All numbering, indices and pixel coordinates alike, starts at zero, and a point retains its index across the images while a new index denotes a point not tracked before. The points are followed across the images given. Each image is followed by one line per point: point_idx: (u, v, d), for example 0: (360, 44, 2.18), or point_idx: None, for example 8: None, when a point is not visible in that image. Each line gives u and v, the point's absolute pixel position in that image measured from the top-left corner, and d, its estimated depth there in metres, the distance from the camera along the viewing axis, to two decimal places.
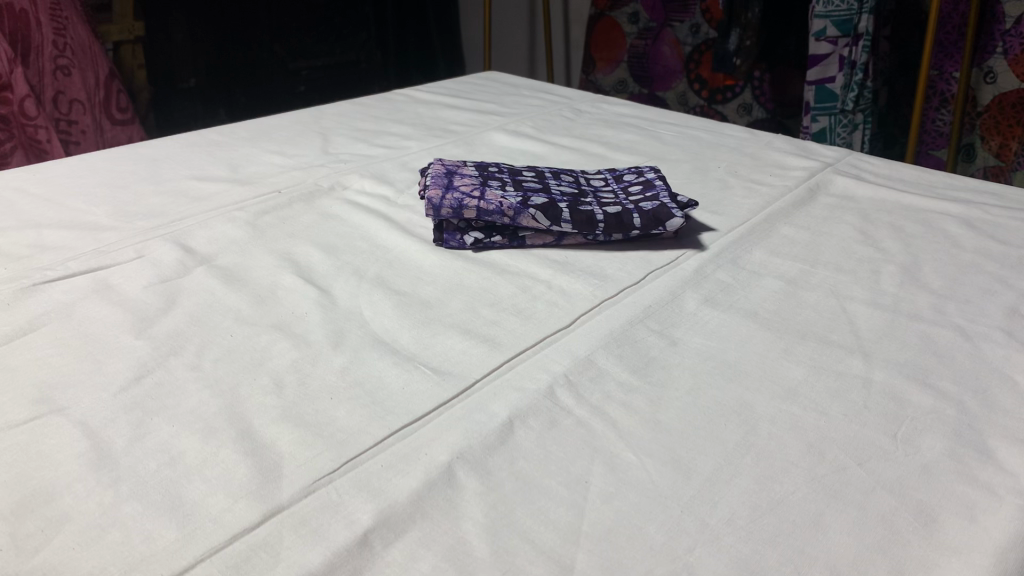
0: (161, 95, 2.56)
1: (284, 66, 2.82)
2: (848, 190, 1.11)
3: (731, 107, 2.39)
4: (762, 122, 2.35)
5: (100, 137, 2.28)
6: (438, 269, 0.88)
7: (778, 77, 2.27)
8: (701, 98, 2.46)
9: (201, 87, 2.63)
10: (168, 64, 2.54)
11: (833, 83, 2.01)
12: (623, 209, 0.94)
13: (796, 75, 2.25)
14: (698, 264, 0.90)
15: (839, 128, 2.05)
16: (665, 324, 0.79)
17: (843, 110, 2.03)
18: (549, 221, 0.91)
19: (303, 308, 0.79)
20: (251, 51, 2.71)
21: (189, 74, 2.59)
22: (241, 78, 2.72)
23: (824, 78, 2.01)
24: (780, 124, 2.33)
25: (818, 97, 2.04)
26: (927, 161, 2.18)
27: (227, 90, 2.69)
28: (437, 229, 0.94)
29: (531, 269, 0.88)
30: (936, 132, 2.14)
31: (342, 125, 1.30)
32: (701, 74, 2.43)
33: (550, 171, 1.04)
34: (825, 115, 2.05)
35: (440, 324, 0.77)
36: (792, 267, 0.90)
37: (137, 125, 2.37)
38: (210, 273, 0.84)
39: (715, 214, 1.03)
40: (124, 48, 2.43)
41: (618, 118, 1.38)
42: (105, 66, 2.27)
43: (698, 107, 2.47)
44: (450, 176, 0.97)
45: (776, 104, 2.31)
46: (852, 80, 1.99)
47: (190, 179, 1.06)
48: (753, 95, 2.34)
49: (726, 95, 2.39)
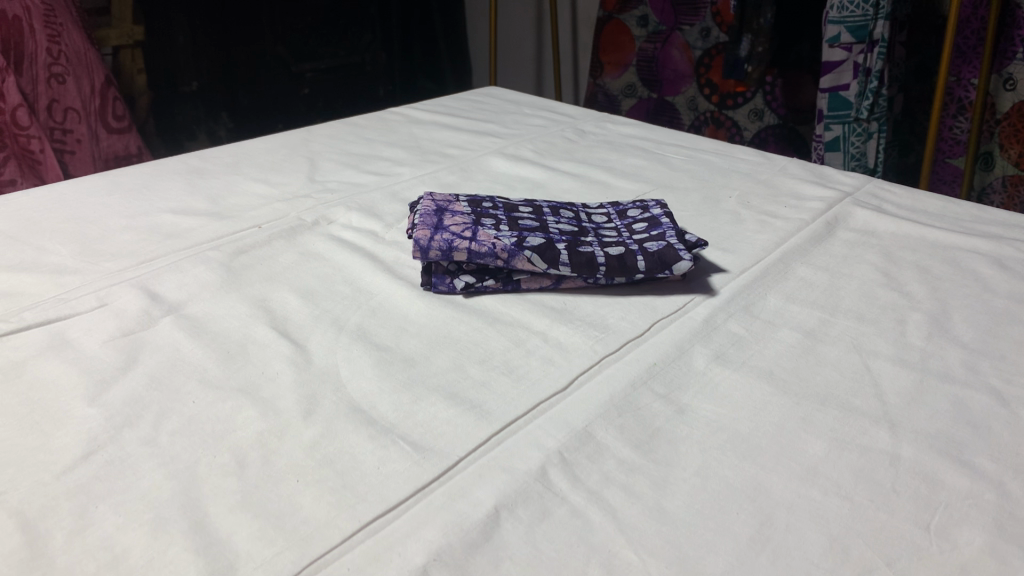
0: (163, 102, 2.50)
1: (288, 69, 2.76)
2: (868, 224, 1.03)
3: (742, 113, 2.32)
4: (774, 128, 2.27)
5: (95, 146, 2.21)
6: (424, 319, 0.81)
7: (790, 83, 2.19)
8: (712, 103, 2.37)
9: (203, 91, 2.53)
10: (168, 67, 2.46)
11: (847, 91, 1.93)
12: (626, 251, 0.87)
13: (809, 81, 2.17)
14: (708, 313, 0.83)
15: (854, 136, 1.97)
16: (671, 386, 0.71)
17: (858, 119, 1.95)
18: (546, 264, 0.84)
19: (274, 368, 0.72)
20: (252, 53, 2.64)
21: (191, 79, 2.50)
22: (243, 82, 2.65)
23: (837, 86, 1.93)
24: (793, 131, 2.25)
25: (831, 105, 1.97)
26: (944, 169, 2.10)
27: (230, 94, 2.62)
28: (425, 271, 0.87)
29: (526, 319, 0.81)
30: (953, 140, 2.06)
31: (332, 149, 1.23)
32: (712, 79, 2.35)
33: (549, 205, 0.97)
34: (838, 123, 1.97)
35: (423, 386, 0.70)
36: (810, 316, 0.83)
37: (135, 134, 2.30)
38: (177, 325, 0.78)
39: (727, 252, 0.95)
40: (124, 53, 2.34)
41: (623, 140, 1.31)
42: (100, 73, 2.20)
43: (708, 113, 2.39)
44: (440, 214, 0.90)
45: (788, 110, 2.23)
46: (867, 87, 1.91)
47: (166, 212, 1.00)
48: (764, 100, 2.26)
49: (737, 100, 2.31)
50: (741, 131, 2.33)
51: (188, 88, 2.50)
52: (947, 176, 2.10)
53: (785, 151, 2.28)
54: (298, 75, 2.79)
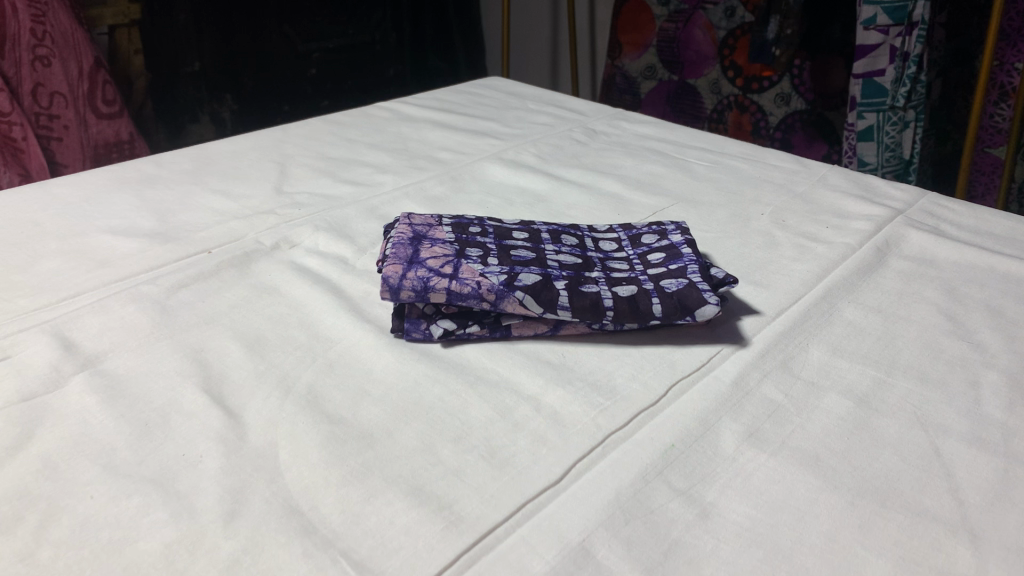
0: (163, 87, 2.34)
1: (294, 48, 2.59)
2: (925, 250, 0.88)
3: (768, 97, 2.14)
4: (801, 114, 2.09)
5: (83, 133, 2.02)
6: (391, 377, 0.66)
7: (819, 66, 2.01)
8: (736, 87, 2.19)
9: (206, 71, 2.39)
10: (169, 47, 2.30)
11: (882, 77, 1.76)
12: (638, 290, 0.72)
13: (839, 65, 1.98)
14: (737, 372, 0.68)
15: (888, 126, 1.80)
16: (693, 479, 0.57)
17: (893, 107, 1.78)
18: (541, 308, 0.69)
19: (199, 450, 0.59)
20: (255, 33, 2.48)
21: (194, 59, 2.35)
22: (246, 62, 2.49)
23: (872, 71, 1.76)
24: (821, 117, 2.05)
25: (865, 92, 1.79)
26: (983, 159, 1.93)
27: (234, 75, 2.47)
28: (396, 313, 0.72)
29: (515, 377, 0.67)
30: (993, 129, 1.89)
31: (308, 152, 1.09)
32: (736, 61, 2.17)
33: (548, 229, 0.82)
34: (872, 112, 1.80)
35: (379, 475, 0.56)
36: (862, 377, 0.68)
37: (126, 119, 2.10)
38: (91, 386, 0.64)
39: (759, 286, 0.80)
40: (121, 33, 2.20)
41: (639, 142, 1.15)
42: (89, 54, 2.02)
43: (731, 97, 2.21)
44: (417, 242, 0.75)
45: (817, 95, 2.04)
46: (904, 73, 1.73)
47: (104, 232, 0.86)
48: (792, 84, 2.08)
49: (762, 84, 2.14)
50: (768, 116, 2.15)
51: (190, 69, 2.35)
52: (986, 166, 1.93)
53: (814, 139, 2.09)
54: (304, 54, 2.63)
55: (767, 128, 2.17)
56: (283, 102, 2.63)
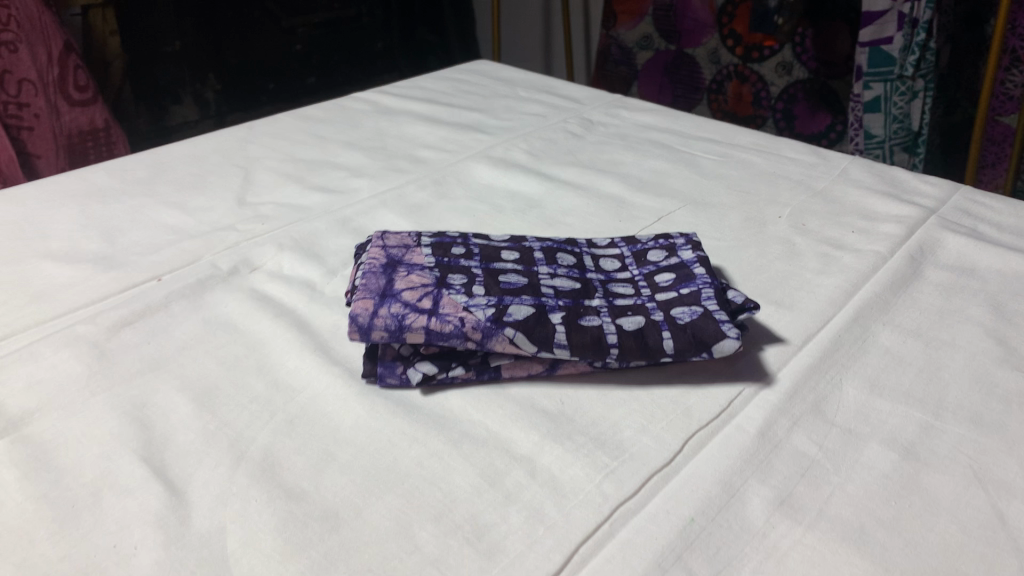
0: (144, 66, 2.20)
1: (278, 23, 2.45)
2: (964, 258, 0.78)
3: (769, 66, 2.01)
4: (803, 84, 1.97)
5: (56, 122, 1.79)
6: (361, 436, 0.57)
7: (823, 32, 1.89)
8: (735, 56, 2.07)
9: (187, 50, 2.27)
10: (151, 27, 2.17)
11: (890, 45, 1.64)
12: (645, 321, 0.63)
13: (844, 31, 1.87)
14: (763, 420, 0.59)
15: (896, 96, 1.67)
16: (718, 564, 0.48)
17: (902, 75, 1.65)
18: (535, 347, 0.60)
19: (135, 538, 0.49)
20: (239, 9, 2.34)
21: (174, 37, 2.23)
22: (230, 38, 2.36)
23: (879, 40, 1.65)
24: (825, 86, 1.94)
25: (872, 60, 1.67)
26: (995, 129, 1.76)
27: (216, 53, 2.35)
28: (368, 354, 0.63)
29: (505, 432, 0.58)
30: (1004, 96, 1.71)
31: (276, 153, 0.99)
32: (736, 29, 2.04)
33: (541, 246, 0.73)
34: (879, 81, 1.67)
35: (343, 569, 0.47)
36: (906, 421, 0.59)
37: (101, 106, 1.86)
38: (11, 458, 0.55)
39: (782, 307, 0.71)
40: (95, 13, 1.97)
41: (640, 134, 1.05)
42: (58, 39, 1.79)
43: (731, 67, 2.09)
44: (392, 269, 0.66)
45: (820, 63, 1.92)
46: (913, 40, 1.61)
47: (41, 258, 0.76)
48: (793, 53, 1.96)
49: (762, 53, 2.01)
50: (768, 86, 2.03)
51: (171, 48, 2.23)
52: (997, 136, 1.76)
53: (817, 109, 1.97)
54: (289, 29, 2.48)
55: (768, 98, 2.04)
56: (268, 79, 2.51)
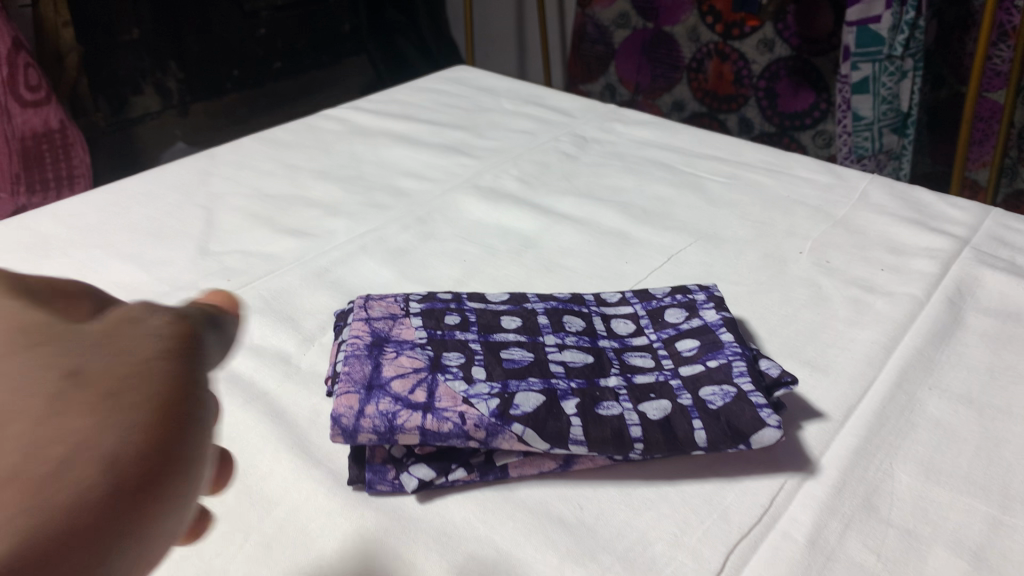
0: (101, 58, 2.04)
1: (239, 7, 2.31)
2: (1007, 300, 0.71)
3: (749, 43, 1.93)
4: (785, 62, 1.88)
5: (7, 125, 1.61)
6: (352, 564, 0.49)
7: (806, 8, 1.80)
8: (715, 34, 1.98)
9: (146, 38, 2.12)
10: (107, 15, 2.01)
11: (879, 24, 1.52)
12: (672, 406, 0.55)
13: (824, 3, 1.76)
14: (811, 524, 0.51)
15: (885, 77, 1.57)
16: None
17: (890, 56, 1.55)
18: (547, 444, 0.52)
19: None
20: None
21: (132, 26, 2.07)
22: (191, 25, 2.21)
23: (867, 18, 1.52)
24: (807, 64, 1.85)
25: (859, 41, 1.55)
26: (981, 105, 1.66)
27: (178, 41, 2.20)
28: (355, 455, 0.55)
29: (517, 551, 0.50)
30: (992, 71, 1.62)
31: (242, 188, 0.89)
32: (716, 5, 1.95)
33: (546, 309, 0.65)
34: (867, 62, 1.56)
35: None
36: (971, 517, 0.52)
37: (56, 105, 1.69)
38: None
39: (817, 370, 0.64)
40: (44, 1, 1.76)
41: (638, 152, 0.97)
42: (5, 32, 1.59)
43: (711, 44, 2.00)
44: (379, 352, 0.58)
45: (803, 40, 1.84)
46: (903, 18, 1.50)
47: None
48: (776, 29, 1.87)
49: (743, 30, 1.92)
50: (750, 64, 1.94)
51: (129, 37, 2.07)
52: (984, 112, 1.66)
53: (801, 88, 1.89)
54: (251, 13, 2.34)
55: (750, 77, 1.96)
56: (232, 66, 2.37)
